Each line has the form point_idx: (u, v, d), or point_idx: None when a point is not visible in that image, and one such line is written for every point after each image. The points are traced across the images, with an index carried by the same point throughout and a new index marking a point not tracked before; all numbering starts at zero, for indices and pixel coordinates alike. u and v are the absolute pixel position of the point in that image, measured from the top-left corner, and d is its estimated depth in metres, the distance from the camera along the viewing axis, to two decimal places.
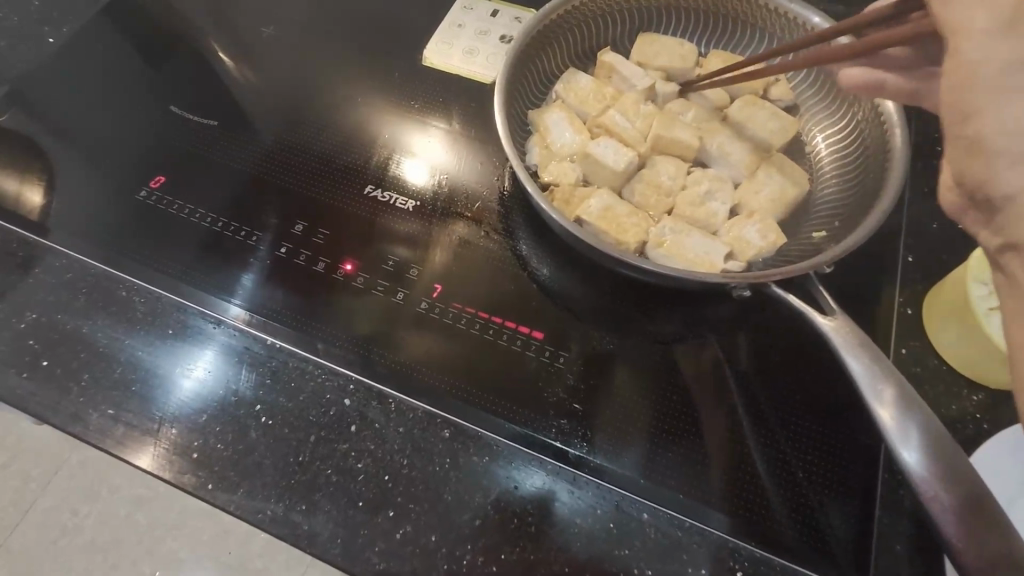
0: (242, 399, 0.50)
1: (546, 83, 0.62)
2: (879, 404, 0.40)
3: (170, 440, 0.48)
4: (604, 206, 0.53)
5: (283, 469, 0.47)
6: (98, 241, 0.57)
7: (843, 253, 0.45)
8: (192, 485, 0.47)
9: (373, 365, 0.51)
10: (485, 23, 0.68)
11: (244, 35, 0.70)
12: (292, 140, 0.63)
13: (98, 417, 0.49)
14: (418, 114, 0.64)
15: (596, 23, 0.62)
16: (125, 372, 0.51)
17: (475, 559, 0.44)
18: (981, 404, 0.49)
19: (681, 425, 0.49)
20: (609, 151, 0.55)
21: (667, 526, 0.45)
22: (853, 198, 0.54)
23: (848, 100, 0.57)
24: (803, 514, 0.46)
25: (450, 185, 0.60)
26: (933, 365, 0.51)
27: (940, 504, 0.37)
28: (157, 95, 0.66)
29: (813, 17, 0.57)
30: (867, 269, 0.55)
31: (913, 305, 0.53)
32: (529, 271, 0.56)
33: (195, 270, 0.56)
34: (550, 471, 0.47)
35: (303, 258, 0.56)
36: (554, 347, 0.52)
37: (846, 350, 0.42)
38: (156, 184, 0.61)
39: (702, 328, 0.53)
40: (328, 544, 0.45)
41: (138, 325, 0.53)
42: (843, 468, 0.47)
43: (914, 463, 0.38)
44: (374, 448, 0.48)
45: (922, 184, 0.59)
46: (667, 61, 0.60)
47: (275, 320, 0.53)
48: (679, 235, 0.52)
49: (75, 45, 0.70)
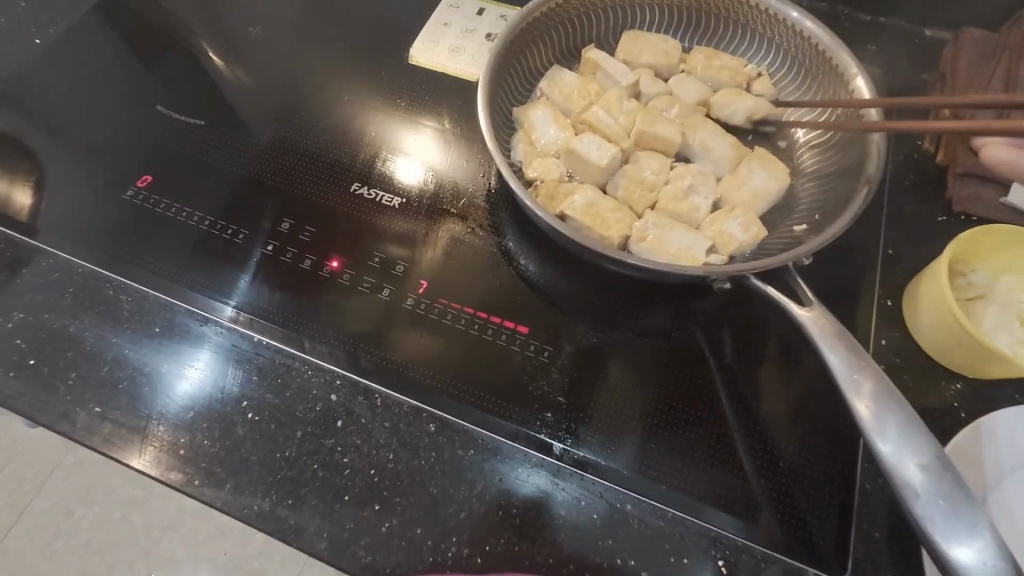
0: (229, 396, 0.50)
1: (531, 80, 0.62)
2: (855, 394, 0.40)
3: (157, 437, 0.49)
4: (588, 203, 0.53)
5: (270, 465, 0.47)
6: (85, 241, 0.58)
7: (821, 245, 0.46)
8: (179, 482, 0.47)
9: (359, 361, 0.52)
10: (471, 22, 0.69)
11: (232, 35, 0.71)
12: (280, 139, 0.63)
13: (86, 415, 0.50)
14: (406, 111, 0.65)
15: (580, 20, 0.63)
16: (113, 371, 0.51)
17: (461, 551, 0.45)
18: (960, 393, 0.50)
19: (666, 417, 0.49)
20: (593, 147, 0.55)
21: (650, 517, 0.46)
22: (833, 192, 0.54)
23: (829, 94, 0.58)
24: (785, 503, 0.46)
25: (437, 182, 0.60)
26: (912, 355, 0.52)
27: (917, 493, 0.37)
28: (144, 95, 0.66)
29: (792, 12, 0.58)
30: (849, 261, 0.55)
31: (893, 297, 0.54)
32: (515, 266, 0.56)
33: (182, 269, 0.56)
34: (535, 464, 0.48)
35: (290, 255, 0.56)
36: (539, 342, 0.52)
37: (823, 342, 0.43)
38: (143, 183, 0.61)
39: (687, 321, 0.54)
40: (315, 537, 0.45)
41: (125, 324, 0.54)
42: (823, 458, 0.48)
43: (891, 454, 0.39)
44: (360, 442, 0.48)
45: (902, 178, 0.60)
46: (652, 58, 0.61)
47: (262, 318, 0.53)
48: (662, 230, 0.53)
49: (63, 44, 0.70)
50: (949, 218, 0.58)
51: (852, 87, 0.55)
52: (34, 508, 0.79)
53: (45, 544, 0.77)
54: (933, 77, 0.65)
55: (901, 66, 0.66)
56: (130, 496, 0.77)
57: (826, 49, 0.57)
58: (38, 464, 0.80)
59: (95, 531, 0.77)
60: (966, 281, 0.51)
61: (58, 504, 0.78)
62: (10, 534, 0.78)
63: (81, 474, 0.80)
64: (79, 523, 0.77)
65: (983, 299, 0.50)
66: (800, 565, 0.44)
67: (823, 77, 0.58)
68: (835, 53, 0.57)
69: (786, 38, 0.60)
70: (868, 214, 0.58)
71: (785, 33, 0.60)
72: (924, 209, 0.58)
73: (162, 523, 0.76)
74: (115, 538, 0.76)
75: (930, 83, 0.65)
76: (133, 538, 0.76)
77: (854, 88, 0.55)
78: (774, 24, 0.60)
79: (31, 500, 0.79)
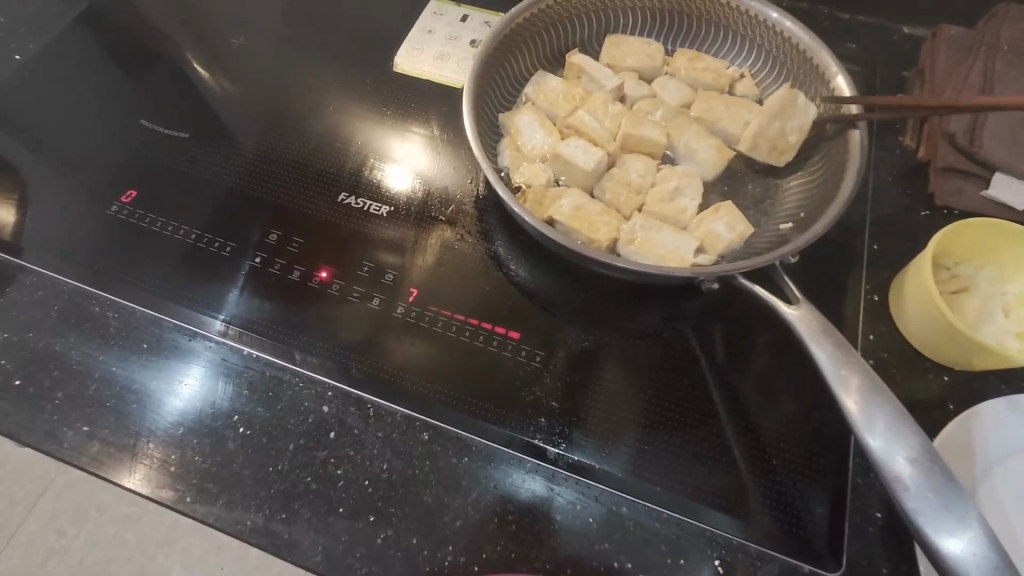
0: (220, 411, 0.50)
1: (516, 86, 0.63)
2: (843, 389, 0.41)
3: (147, 454, 0.48)
4: (575, 206, 0.54)
5: (262, 480, 0.47)
6: (70, 258, 0.57)
7: (807, 243, 0.47)
8: (171, 499, 0.47)
9: (350, 371, 0.51)
10: (455, 28, 0.69)
11: (216, 46, 0.70)
12: (266, 150, 0.63)
13: (74, 435, 0.49)
14: (394, 118, 0.65)
15: (563, 26, 0.63)
16: (100, 389, 0.51)
17: (458, 559, 0.45)
18: (947, 386, 0.51)
19: (660, 418, 0.49)
20: (579, 152, 0.56)
21: (646, 519, 0.46)
22: (817, 189, 0.55)
23: (812, 93, 0.59)
24: (779, 500, 0.46)
25: (425, 190, 0.60)
26: (899, 349, 0.52)
27: (908, 487, 0.38)
28: (127, 108, 0.66)
29: (771, 13, 0.59)
30: (836, 258, 0.56)
31: (879, 292, 0.55)
32: (506, 271, 0.56)
33: (169, 284, 0.55)
34: (530, 469, 0.48)
35: (279, 267, 0.56)
36: (531, 347, 0.52)
37: (811, 339, 0.43)
38: (127, 199, 0.60)
39: (678, 323, 0.54)
40: (310, 551, 0.45)
41: (112, 340, 0.53)
42: (816, 454, 0.48)
43: (880, 448, 0.39)
44: (353, 453, 0.48)
45: (885, 174, 0.61)
46: (635, 62, 0.62)
47: (252, 331, 0.53)
48: (650, 232, 0.53)
49: (45, 59, 0.69)
50: (932, 213, 0.58)
51: (834, 86, 0.56)
52: (23, 530, 0.65)
53: (37, 567, 0.64)
54: (912, 74, 0.66)
55: (881, 63, 0.67)
56: (126, 513, 0.64)
57: (806, 48, 0.58)
58: (22, 488, 0.67)
59: (86, 554, 0.64)
60: (951, 274, 0.52)
61: (52, 522, 0.65)
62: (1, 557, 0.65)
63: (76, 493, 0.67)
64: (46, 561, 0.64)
65: (966, 291, 0.51)
66: (796, 563, 0.44)
67: (804, 75, 0.59)
68: (815, 52, 0.57)
69: (767, 39, 0.61)
70: (852, 211, 0.58)
71: (766, 34, 0.60)
72: (907, 205, 0.59)
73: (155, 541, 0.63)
74: (109, 560, 0.63)
75: (910, 80, 0.66)
76: (127, 556, 0.63)
77: (835, 87, 0.56)
78: (755, 26, 0.61)
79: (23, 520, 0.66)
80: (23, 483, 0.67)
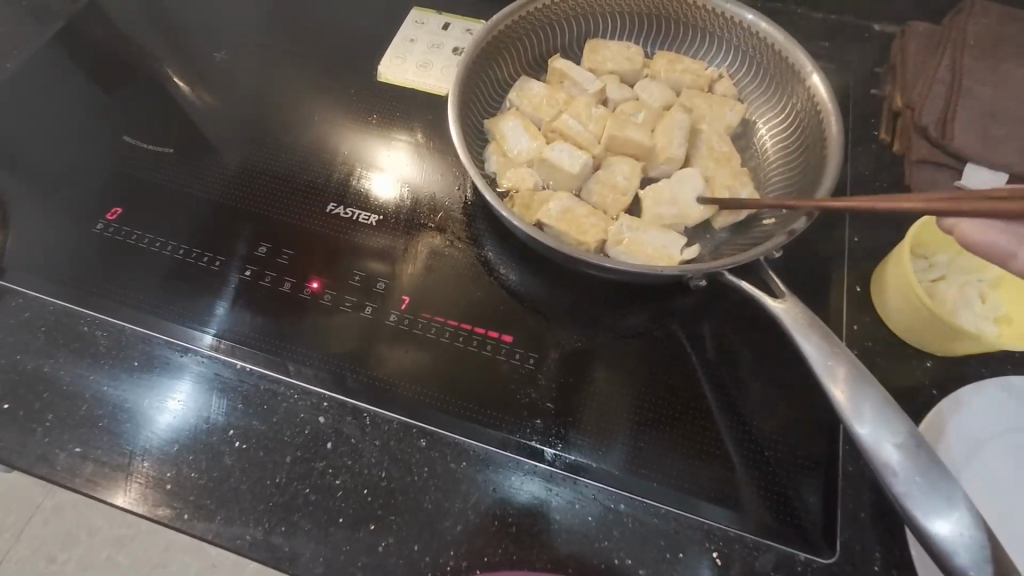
0: (215, 427, 0.49)
1: (500, 92, 0.63)
2: (832, 380, 0.42)
3: (142, 473, 0.48)
4: (563, 209, 0.54)
5: (260, 493, 0.47)
6: (56, 278, 0.56)
7: (789, 237, 0.48)
8: (168, 517, 0.46)
9: (346, 381, 0.51)
10: (437, 36, 0.70)
11: (194, 59, 0.70)
12: (250, 163, 0.63)
13: (66, 456, 0.49)
14: (379, 128, 0.65)
15: (544, 31, 0.64)
16: (92, 409, 0.50)
17: (459, 563, 0.45)
18: (930, 372, 0.52)
19: (653, 416, 0.50)
20: (565, 155, 0.57)
21: (644, 515, 0.46)
22: (799, 187, 0.56)
23: (788, 91, 0.60)
24: (773, 490, 0.47)
25: (413, 198, 0.60)
26: (883, 338, 0.54)
27: (896, 473, 0.39)
28: (109, 124, 0.65)
29: (747, 14, 0.60)
30: (819, 251, 0.57)
31: (862, 282, 0.56)
32: (496, 276, 0.57)
33: (160, 301, 0.55)
34: (528, 471, 0.48)
35: (268, 279, 0.56)
36: (525, 350, 0.53)
37: (797, 331, 0.44)
38: (113, 216, 0.60)
39: (667, 319, 0.55)
40: (311, 563, 0.45)
41: (102, 359, 0.53)
42: (807, 444, 0.49)
43: (868, 435, 0.40)
44: (351, 463, 0.48)
45: (862, 167, 0.62)
46: (615, 65, 0.63)
47: (245, 345, 0.53)
48: (637, 232, 0.54)
49: (22, 79, 0.68)
50: None
51: (809, 84, 0.58)
52: (25, 537, 0.89)
53: (46, 558, 0.88)
54: (884, 70, 0.68)
55: (854, 59, 0.69)
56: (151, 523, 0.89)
57: (781, 48, 0.59)
58: (15, 511, 0.90)
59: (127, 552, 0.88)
60: (927, 263, 0.53)
61: (42, 550, 0.88)
62: (21, 540, 0.89)
63: (63, 517, 0.90)
64: (63, 565, 0.88)
65: (945, 279, 0.52)
66: (792, 551, 0.45)
67: (781, 74, 0.61)
68: (790, 51, 0.59)
69: (742, 39, 0.62)
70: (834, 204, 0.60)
71: (742, 34, 0.62)
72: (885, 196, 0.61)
73: (183, 544, 0.88)
74: (82, 559, 0.88)
75: (882, 76, 0.68)
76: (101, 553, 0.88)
77: (811, 85, 0.57)
78: (730, 27, 0.62)
79: (12, 546, 0.89)
80: (9, 511, 0.91)
